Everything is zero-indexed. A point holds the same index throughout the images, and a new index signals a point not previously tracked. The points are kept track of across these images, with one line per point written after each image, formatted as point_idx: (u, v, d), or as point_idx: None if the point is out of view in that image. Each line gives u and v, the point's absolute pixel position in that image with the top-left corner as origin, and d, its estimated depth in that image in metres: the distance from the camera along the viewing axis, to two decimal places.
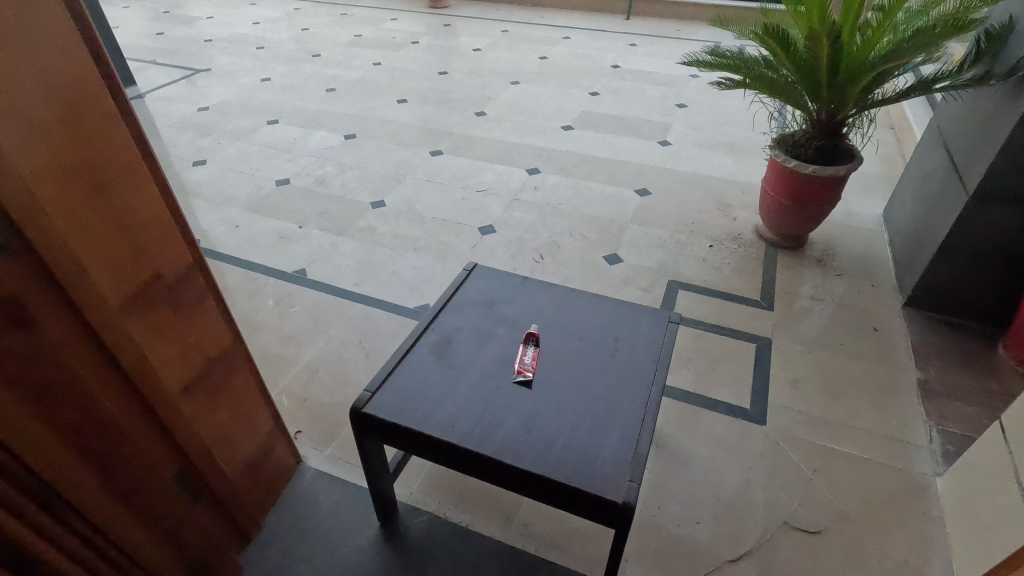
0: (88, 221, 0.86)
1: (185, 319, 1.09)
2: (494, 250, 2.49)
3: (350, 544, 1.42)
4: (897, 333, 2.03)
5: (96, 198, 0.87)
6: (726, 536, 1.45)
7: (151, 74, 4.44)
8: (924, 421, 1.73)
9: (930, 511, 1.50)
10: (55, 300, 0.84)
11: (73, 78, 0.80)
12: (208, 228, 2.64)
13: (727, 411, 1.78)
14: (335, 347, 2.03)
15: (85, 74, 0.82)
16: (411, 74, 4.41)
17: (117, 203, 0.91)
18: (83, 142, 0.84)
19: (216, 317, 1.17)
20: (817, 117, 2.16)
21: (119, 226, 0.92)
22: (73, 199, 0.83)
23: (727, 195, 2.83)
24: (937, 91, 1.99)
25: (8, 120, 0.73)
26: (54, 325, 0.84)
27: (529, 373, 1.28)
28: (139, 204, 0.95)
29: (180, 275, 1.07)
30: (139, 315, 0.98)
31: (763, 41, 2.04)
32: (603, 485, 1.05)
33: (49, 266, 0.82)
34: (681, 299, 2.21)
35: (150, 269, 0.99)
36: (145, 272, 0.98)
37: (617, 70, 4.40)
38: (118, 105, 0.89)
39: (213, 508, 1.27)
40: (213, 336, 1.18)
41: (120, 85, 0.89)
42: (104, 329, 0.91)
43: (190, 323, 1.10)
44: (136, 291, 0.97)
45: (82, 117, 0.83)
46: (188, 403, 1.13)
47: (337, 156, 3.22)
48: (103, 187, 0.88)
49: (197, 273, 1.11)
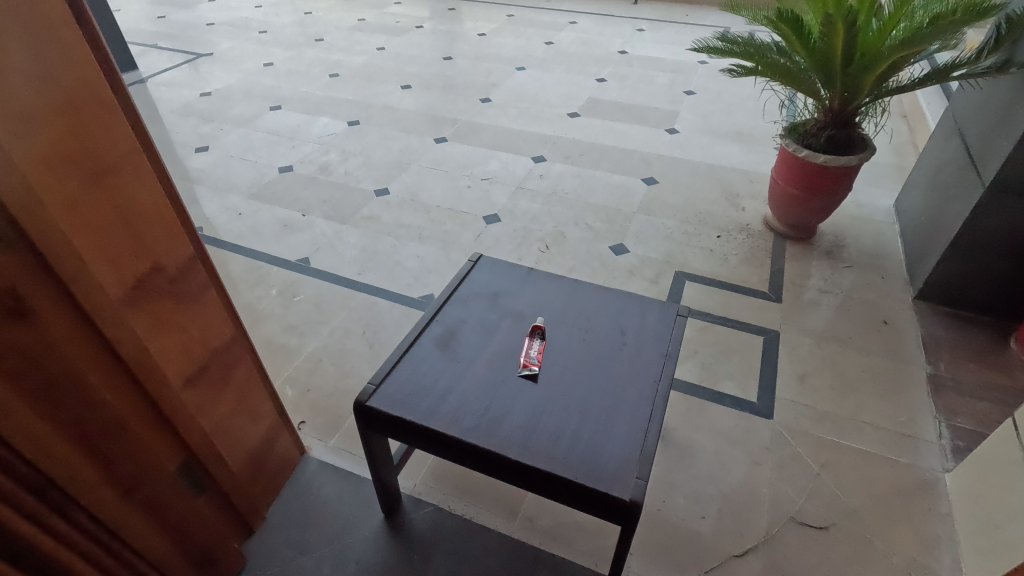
0: (88, 212, 0.84)
1: (187, 311, 1.07)
2: (499, 240, 2.47)
3: (354, 536, 1.41)
4: (907, 326, 2.00)
5: (95, 188, 0.85)
6: (732, 531, 1.44)
7: (153, 58, 4.39)
8: (933, 416, 1.71)
9: (939, 508, 1.48)
10: (55, 293, 0.83)
11: (70, 66, 0.78)
12: (211, 216, 2.63)
13: (734, 404, 1.76)
14: (339, 337, 2.02)
15: (83, 62, 0.80)
16: (415, 60, 4.35)
17: (117, 194, 0.89)
18: (81, 130, 0.81)
19: (218, 308, 1.16)
20: (829, 106, 2.12)
21: (118, 217, 0.90)
22: (71, 190, 0.81)
23: (735, 185, 2.78)
24: (955, 79, 1.93)
25: (4, 109, 0.70)
26: (54, 319, 0.83)
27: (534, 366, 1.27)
28: (139, 194, 0.93)
29: (182, 267, 1.05)
30: (140, 307, 0.96)
31: (777, 27, 2.00)
32: (610, 482, 1.04)
33: (48, 258, 0.80)
34: (688, 291, 2.19)
35: (150, 260, 0.97)
36: (145, 264, 0.96)
37: (624, 56, 4.33)
38: (115, 92, 0.87)
39: (216, 500, 1.26)
40: (216, 328, 1.16)
41: (117, 71, 0.87)
42: (106, 323, 0.90)
43: (192, 315, 1.08)
44: (137, 283, 0.95)
45: (80, 105, 0.80)
46: (192, 395, 1.12)
47: (341, 144, 3.19)
48: (103, 177, 0.86)
49: (198, 264, 1.09)
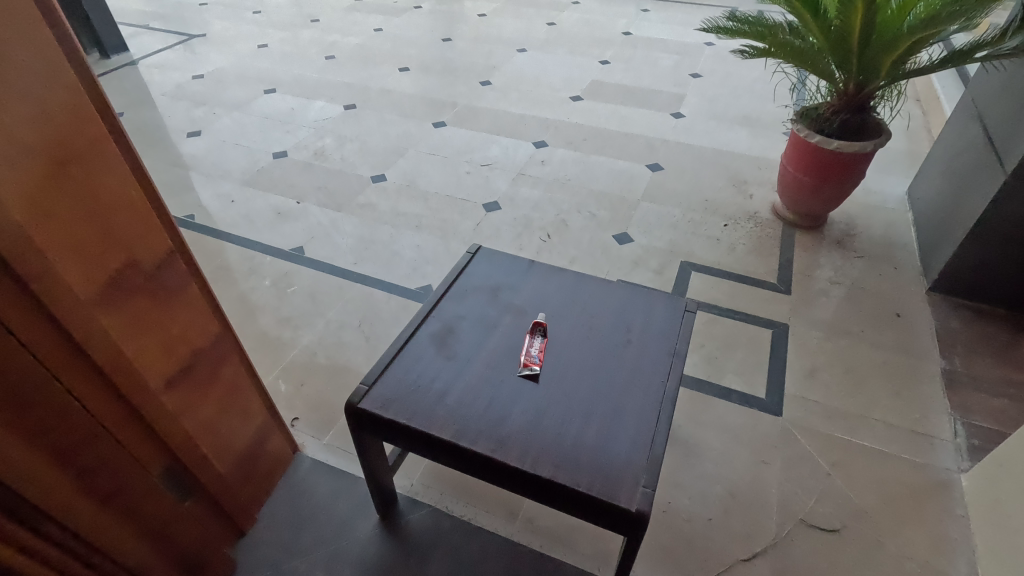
0: (51, 207, 0.78)
1: (167, 310, 1.01)
2: (499, 228, 2.40)
3: (348, 539, 1.37)
4: (921, 319, 1.94)
5: (59, 181, 0.78)
6: (740, 534, 1.39)
7: (145, 39, 4.28)
8: (948, 413, 1.65)
9: (954, 509, 1.43)
10: (21, 296, 0.76)
11: (28, 47, 0.71)
12: (203, 204, 2.55)
13: (741, 401, 1.70)
14: (334, 330, 1.96)
15: (42, 43, 0.72)
16: (413, 41, 4.23)
17: (84, 186, 0.82)
18: (41, 119, 0.74)
19: (202, 306, 1.09)
20: (844, 89, 2.03)
21: (86, 211, 0.83)
22: (32, 183, 0.74)
23: (743, 171, 2.70)
24: (977, 60, 1.84)
25: None
26: (19, 323, 0.77)
27: (535, 366, 1.21)
28: (108, 186, 0.86)
29: (160, 262, 0.98)
30: (113, 307, 0.90)
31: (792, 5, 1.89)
32: (615, 490, 0.98)
33: (10, 259, 0.73)
34: (694, 282, 2.12)
35: (124, 257, 0.91)
36: (118, 261, 0.90)
37: (628, 38, 4.21)
38: (79, 76, 0.79)
39: (204, 503, 1.22)
40: (200, 326, 1.10)
41: (81, 53, 0.79)
42: (76, 325, 0.83)
43: (172, 313, 1.02)
44: (109, 281, 0.89)
45: (38, 92, 0.73)
46: (174, 398, 1.06)
47: (337, 129, 3.10)
48: (67, 169, 0.79)
49: (178, 259, 1.02)
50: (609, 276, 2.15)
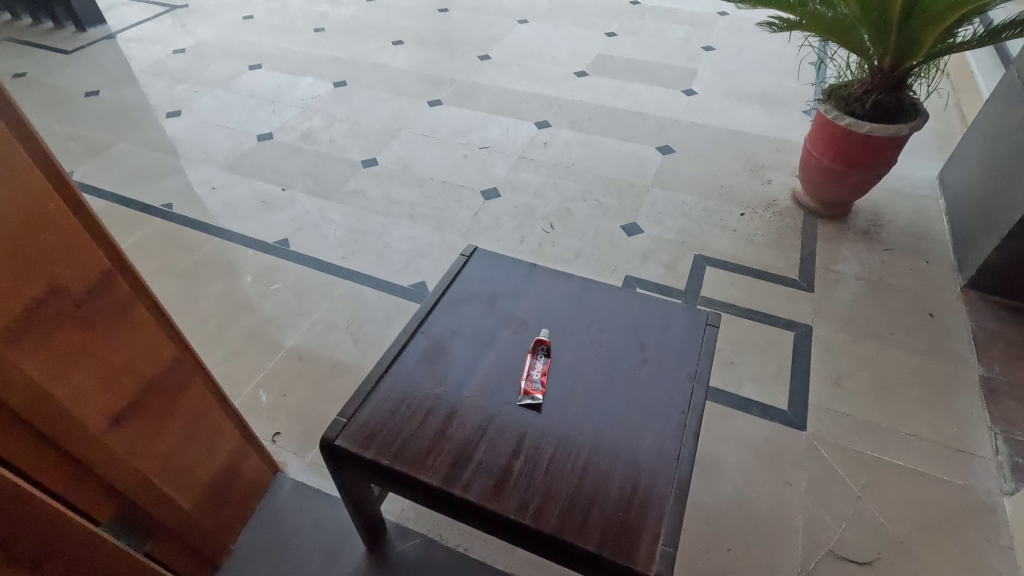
0: None
1: (106, 338, 0.86)
2: (499, 218, 2.23)
3: (332, 572, 1.25)
4: (956, 320, 1.78)
5: None
6: (762, 566, 1.27)
7: (124, 10, 4.03)
8: (988, 427, 1.51)
9: (997, 539, 1.30)
10: None
11: None
12: (181, 190, 2.38)
13: (761, 413, 1.56)
14: (320, 332, 1.82)
15: None
16: (408, 12, 3.98)
17: None
18: None
19: (152, 329, 0.95)
20: (879, 66, 1.83)
21: None
22: None
23: (760, 154, 2.51)
24: None
25: None
26: None
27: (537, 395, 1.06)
28: (16, 201, 0.70)
29: (95, 285, 0.83)
30: (31, 344, 0.75)
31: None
32: (629, 549, 0.85)
33: None
34: (709, 278, 1.96)
35: (43, 283, 0.76)
36: (35, 289, 0.75)
37: (637, 7, 3.96)
38: None
39: (166, 543, 1.09)
40: (150, 352, 0.95)
41: None
42: None
43: (113, 341, 0.88)
44: (24, 314, 0.74)
45: None
46: (121, 436, 0.93)
47: (326, 108, 2.90)
48: None
49: (119, 279, 0.87)
50: (617, 272, 1.99)
